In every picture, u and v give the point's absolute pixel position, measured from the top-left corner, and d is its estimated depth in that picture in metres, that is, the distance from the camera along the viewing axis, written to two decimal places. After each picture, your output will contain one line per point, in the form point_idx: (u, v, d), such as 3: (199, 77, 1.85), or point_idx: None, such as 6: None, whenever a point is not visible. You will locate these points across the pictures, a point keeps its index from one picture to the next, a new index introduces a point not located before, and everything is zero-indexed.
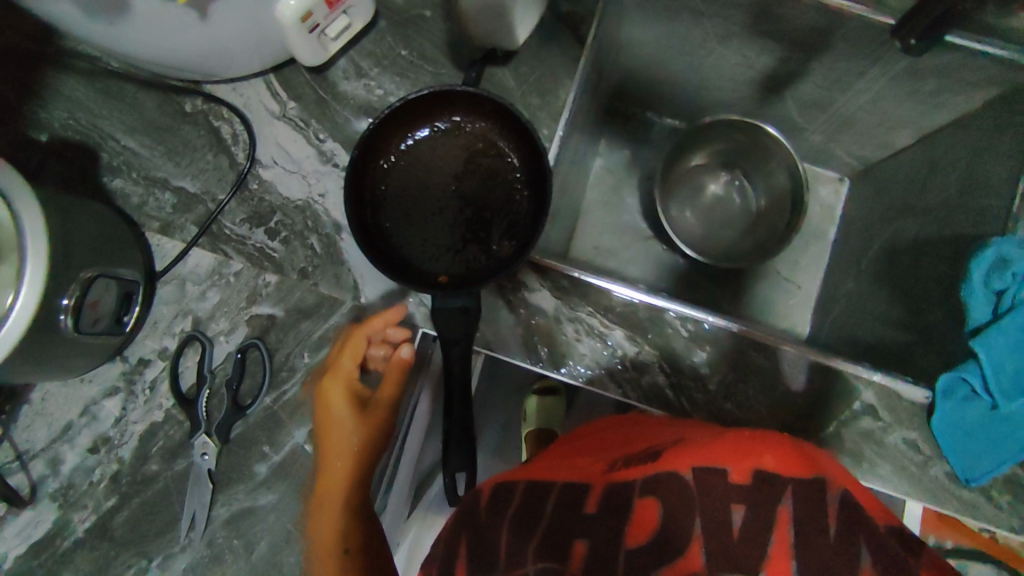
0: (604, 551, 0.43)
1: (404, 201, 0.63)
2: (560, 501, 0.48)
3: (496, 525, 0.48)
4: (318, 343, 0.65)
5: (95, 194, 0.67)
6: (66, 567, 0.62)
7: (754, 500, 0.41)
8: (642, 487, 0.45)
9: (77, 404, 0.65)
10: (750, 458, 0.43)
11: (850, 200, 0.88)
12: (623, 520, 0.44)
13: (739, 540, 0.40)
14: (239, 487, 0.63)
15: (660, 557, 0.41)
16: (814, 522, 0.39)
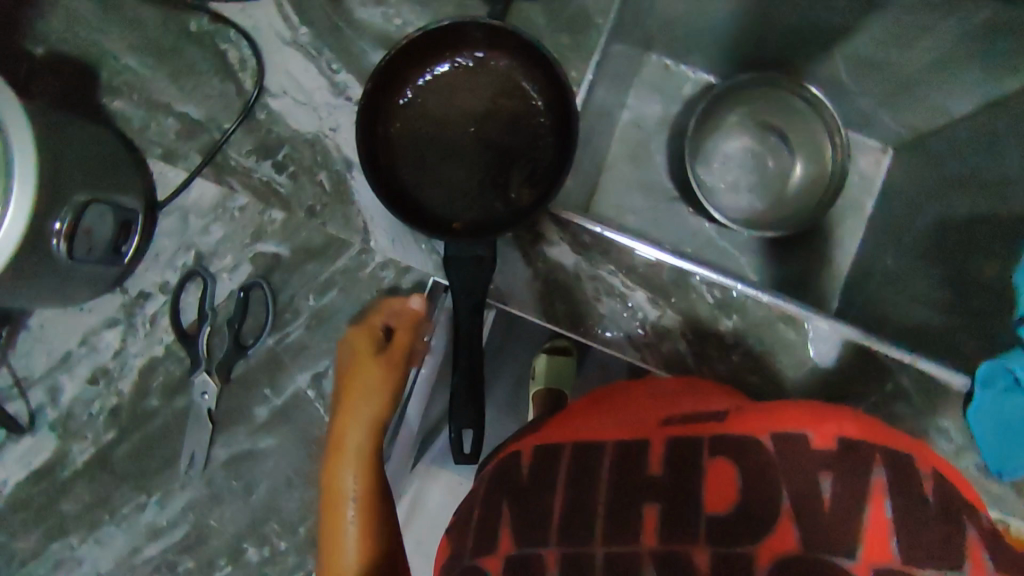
0: (677, 520, 0.44)
1: (421, 144, 0.59)
2: (616, 461, 0.49)
3: (551, 487, 0.50)
4: (325, 286, 0.62)
5: (96, 117, 0.64)
6: (65, 496, 0.61)
7: (843, 467, 0.42)
8: (712, 449, 0.46)
9: (77, 333, 0.63)
10: (830, 424, 0.43)
11: (892, 172, 0.80)
12: (700, 486, 0.45)
13: (828, 511, 0.41)
14: (239, 428, 0.61)
15: (741, 526, 0.42)
16: (902, 490, 0.40)
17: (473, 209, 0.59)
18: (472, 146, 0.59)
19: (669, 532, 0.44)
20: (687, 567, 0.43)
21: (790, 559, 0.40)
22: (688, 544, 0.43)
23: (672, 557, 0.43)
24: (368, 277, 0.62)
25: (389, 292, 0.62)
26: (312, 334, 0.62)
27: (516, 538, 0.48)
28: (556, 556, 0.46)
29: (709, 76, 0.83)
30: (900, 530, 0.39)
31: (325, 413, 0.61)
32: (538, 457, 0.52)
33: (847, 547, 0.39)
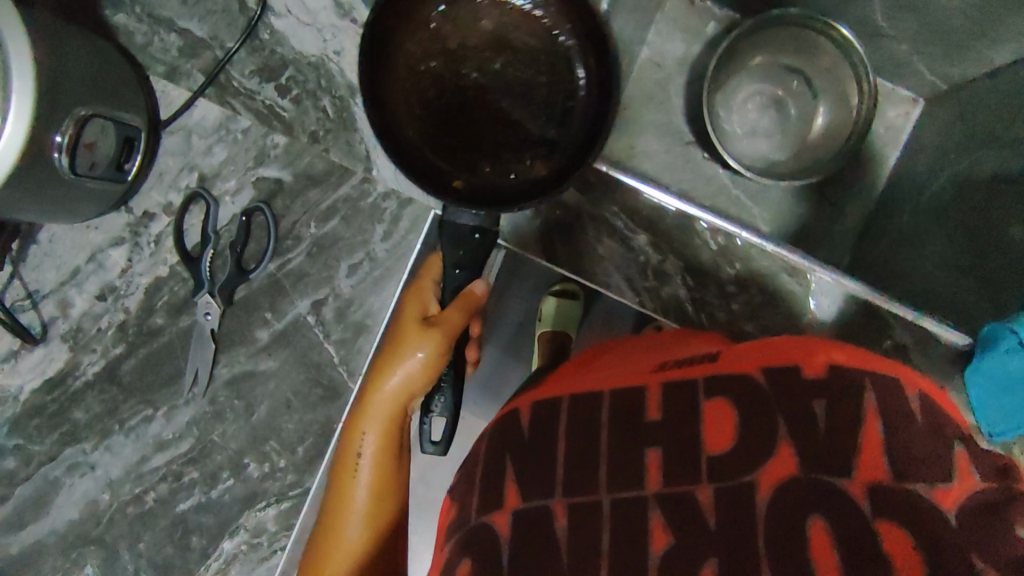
0: (678, 465, 0.41)
1: (434, 82, 0.53)
2: (616, 407, 0.46)
3: (545, 436, 0.47)
4: (326, 214, 0.62)
5: (98, 29, 0.62)
6: (77, 406, 0.64)
7: (832, 395, 0.38)
8: (706, 389, 0.43)
9: (84, 250, 0.64)
10: (818, 352, 0.40)
11: (921, 125, 0.76)
12: (696, 426, 0.42)
13: (828, 437, 0.37)
14: (240, 350, 0.63)
15: (744, 467, 0.38)
16: (898, 409, 0.36)
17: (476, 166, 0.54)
18: (489, 95, 0.54)
19: (675, 476, 0.40)
20: (698, 512, 0.38)
21: (800, 490, 0.36)
22: (692, 485, 0.39)
23: (681, 501, 0.39)
24: (369, 208, 0.62)
25: (390, 223, 0.62)
26: (312, 262, 0.62)
27: (519, 492, 0.45)
28: (563, 506, 0.43)
29: (736, 14, 0.79)
30: (909, 451, 0.35)
31: (324, 339, 0.62)
32: (540, 408, 0.50)
33: (850, 470, 0.36)
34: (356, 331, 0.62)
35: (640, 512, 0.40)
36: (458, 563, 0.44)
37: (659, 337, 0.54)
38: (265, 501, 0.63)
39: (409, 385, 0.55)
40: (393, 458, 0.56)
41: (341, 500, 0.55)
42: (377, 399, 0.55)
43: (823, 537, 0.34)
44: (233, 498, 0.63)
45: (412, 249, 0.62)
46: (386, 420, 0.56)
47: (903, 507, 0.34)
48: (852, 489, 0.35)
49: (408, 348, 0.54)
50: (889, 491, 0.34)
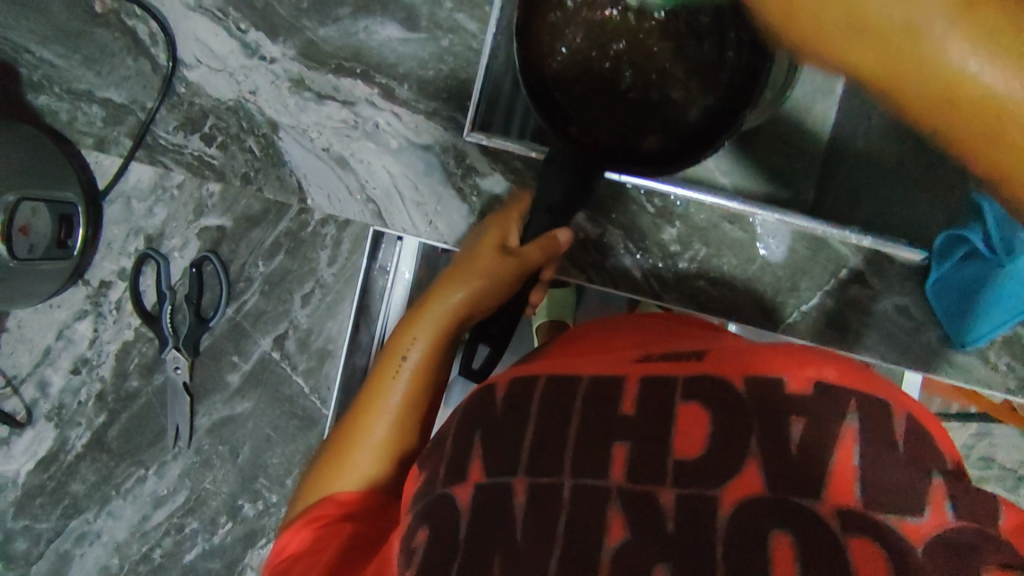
0: (650, 460, 0.36)
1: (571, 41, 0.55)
2: (590, 395, 0.40)
3: (519, 414, 0.41)
4: (271, 251, 0.63)
5: (25, 115, 0.64)
6: (74, 478, 0.66)
7: (815, 411, 0.35)
8: (684, 390, 0.38)
9: (52, 328, 0.66)
10: (808, 368, 0.38)
11: None
12: (668, 424, 0.37)
13: (803, 455, 0.34)
14: (216, 397, 0.64)
15: (716, 475, 0.34)
16: (881, 436, 0.35)
17: (624, 125, 0.56)
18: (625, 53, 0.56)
19: (640, 473, 0.36)
20: (659, 516, 0.34)
21: (764, 510, 0.33)
22: (656, 485, 0.35)
23: (644, 502, 0.35)
24: (310, 236, 0.63)
25: (333, 247, 0.63)
26: (267, 298, 0.64)
27: (483, 467, 0.40)
28: (524, 484, 0.38)
29: None
30: (885, 480, 0.33)
31: (291, 371, 0.64)
32: (514, 385, 0.43)
33: (820, 489, 0.33)
34: (320, 358, 0.64)
35: (599, 500, 0.35)
36: (416, 535, 0.40)
37: (607, 323, 0.51)
38: (265, 537, 0.64)
39: (470, 299, 0.50)
40: (435, 380, 0.51)
41: (374, 397, 0.50)
42: (434, 310, 0.51)
43: (786, 552, 0.31)
44: (235, 539, 0.65)
45: (358, 268, 0.63)
46: (441, 328, 0.51)
47: (876, 533, 0.31)
48: (823, 510, 0.32)
49: (470, 271, 0.50)
50: (860, 518, 0.32)
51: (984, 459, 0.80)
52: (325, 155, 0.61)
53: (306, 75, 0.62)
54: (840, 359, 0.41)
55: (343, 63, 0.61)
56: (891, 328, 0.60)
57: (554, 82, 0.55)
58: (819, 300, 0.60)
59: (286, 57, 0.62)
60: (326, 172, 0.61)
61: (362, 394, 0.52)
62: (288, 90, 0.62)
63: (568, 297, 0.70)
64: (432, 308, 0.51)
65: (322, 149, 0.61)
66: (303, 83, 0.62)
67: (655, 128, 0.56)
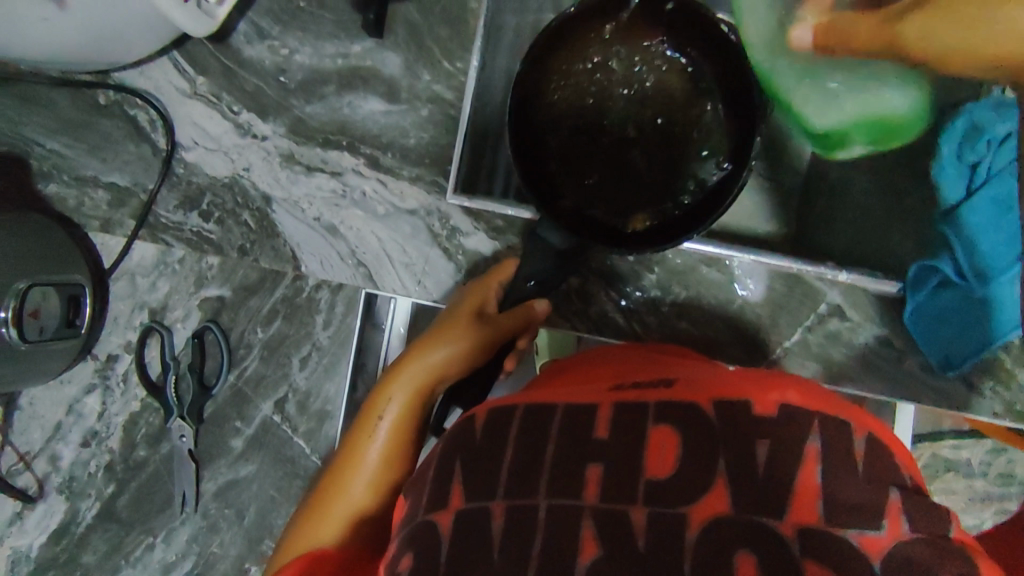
0: (623, 484, 0.37)
1: (579, 116, 0.59)
2: (566, 424, 0.41)
3: (499, 440, 0.42)
4: (269, 317, 0.66)
5: (34, 203, 0.68)
6: (85, 550, 0.67)
7: (781, 434, 0.37)
8: (656, 413, 0.39)
9: (62, 404, 0.68)
10: (772, 393, 0.39)
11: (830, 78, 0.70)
12: (640, 448, 0.38)
13: (768, 475, 0.35)
14: (221, 462, 0.66)
15: (683, 493, 0.36)
16: (841, 457, 0.36)
17: (624, 187, 0.58)
18: (634, 120, 0.59)
19: (614, 493, 0.37)
20: (629, 534, 0.35)
21: (734, 530, 0.34)
22: (627, 504, 0.36)
23: (616, 521, 0.36)
24: (305, 301, 0.65)
25: (327, 310, 0.65)
26: (267, 363, 0.66)
27: (464, 491, 0.40)
28: (502, 508, 0.38)
29: None
30: (845, 496, 0.35)
31: (293, 433, 0.66)
32: (491, 414, 0.44)
33: (783, 511, 0.34)
34: (320, 418, 0.65)
35: (573, 522, 0.36)
36: (400, 561, 0.40)
37: (582, 357, 0.54)
38: None
39: (451, 358, 0.54)
40: (415, 434, 0.54)
41: (353, 455, 0.52)
42: (417, 365, 0.54)
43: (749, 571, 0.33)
44: None
45: (353, 329, 0.65)
46: (419, 386, 0.54)
47: (834, 549, 0.33)
48: (782, 528, 0.34)
49: (448, 332, 0.55)
50: (822, 536, 0.34)
51: (1004, 478, 0.78)
52: (316, 224, 0.65)
53: (295, 150, 0.66)
54: (807, 382, 0.42)
55: (329, 136, 0.65)
56: (872, 359, 0.62)
57: (557, 152, 0.58)
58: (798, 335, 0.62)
59: (276, 134, 0.66)
60: (317, 239, 0.65)
61: (343, 448, 0.53)
62: (279, 165, 0.66)
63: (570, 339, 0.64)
64: (411, 367, 0.54)
65: (313, 218, 0.65)
66: (293, 157, 0.66)
67: (651, 196, 0.57)
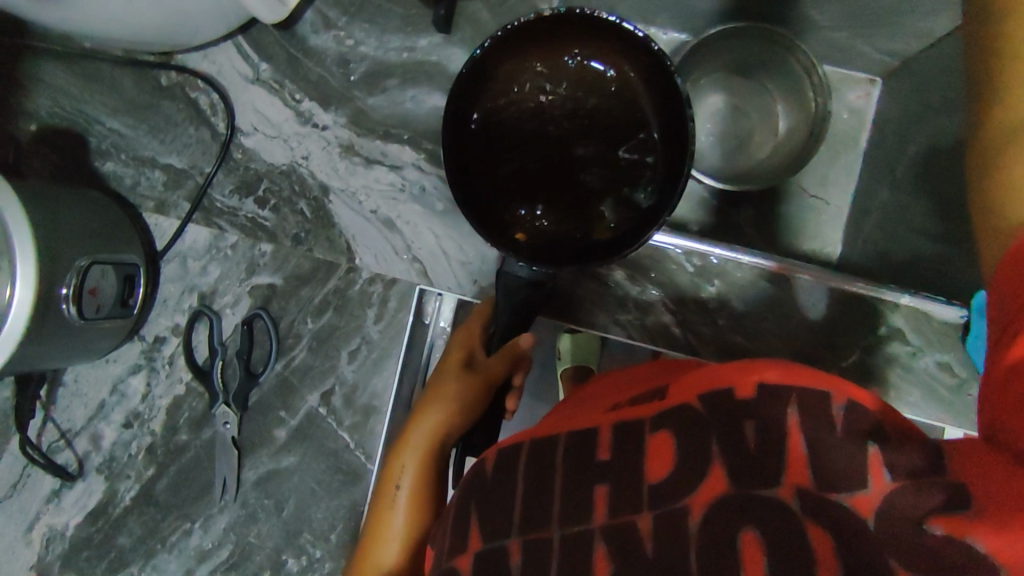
0: (629, 493, 0.34)
1: (512, 148, 0.40)
2: (570, 449, 0.38)
3: (507, 475, 0.39)
4: (320, 308, 0.65)
5: (91, 180, 0.67)
6: (121, 531, 0.67)
7: (763, 415, 0.33)
8: (652, 423, 0.36)
9: (106, 383, 0.68)
10: (749, 372, 0.35)
11: (884, 100, 0.68)
12: (638, 458, 0.35)
13: (758, 453, 0.32)
14: (263, 451, 0.65)
15: (682, 485, 0.33)
16: (826, 429, 0.32)
17: (576, 233, 0.40)
18: (583, 138, 0.41)
19: (620, 506, 0.34)
20: (636, 543, 0.33)
21: (729, 510, 0.31)
22: (632, 514, 0.34)
23: (623, 534, 0.33)
24: (358, 294, 0.65)
25: (380, 305, 0.65)
26: (315, 355, 0.65)
27: (481, 533, 0.38)
28: (518, 544, 0.36)
29: (681, 34, 0.72)
30: (835, 466, 0.30)
31: (337, 427, 0.65)
32: (501, 453, 0.41)
33: (774, 481, 0.31)
34: (366, 413, 0.65)
35: (583, 546, 0.34)
36: None
37: (609, 377, 0.50)
38: None
39: (454, 413, 0.51)
40: (436, 492, 0.49)
41: (379, 522, 0.48)
42: (421, 427, 0.51)
43: (755, 550, 0.30)
44: None
45: (404, 325, 0.65)
46: (429, 442, 0.50)
47: (839, 513, 0.29)
48: (780, 496, 0.31)
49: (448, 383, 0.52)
50: (818, 499, 0.30)
51: None
52: (373, 217, 0.65)
53: (355, 141, 0.66)
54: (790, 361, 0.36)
55: (390, 130, 0.65)
56: (932, 385, 0.60)
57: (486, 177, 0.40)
58: (858, 356, 0.61)
59: (337, 125, 0.66)
60: (374, 233, 0.65)
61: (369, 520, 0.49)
62: (339, 156, 0.66)
63: (595, 340, 0.62)
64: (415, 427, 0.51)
65: (370, 211, 0.65)
66: (352, 148, 0.66)
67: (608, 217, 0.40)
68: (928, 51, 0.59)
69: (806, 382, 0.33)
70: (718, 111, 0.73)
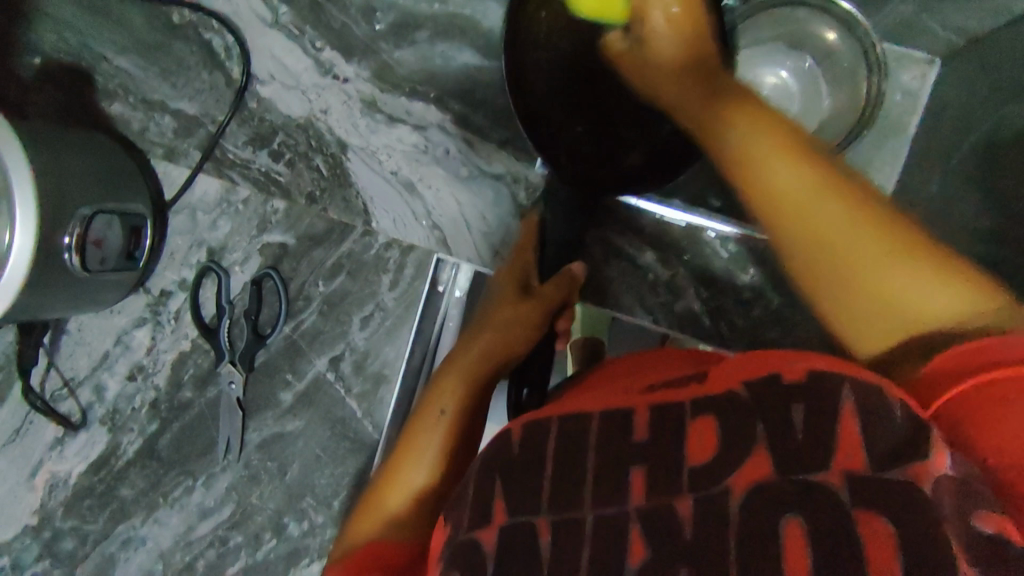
0: (667, 476, 0.31)
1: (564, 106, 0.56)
2: (604, 430, 0.34)
3: (534, 447, 0.35)
4: (333, 271, 0.63)
5: (98, 122, 0.64)
6: (123, 483, 0.66)
7: (816, 397, 0.30)
8: (690, 404, 0.33)
9: (111, 334, 0.66)
10: (800, 359, 0.32)
11: (942, 86, 0.63)
12: (676, 440, 0.32)
13: (812, 440, 0.29)
14: (268, 413, 0.64)
15: (729, 469, 0.30)
16: (884, 410, 0.28)
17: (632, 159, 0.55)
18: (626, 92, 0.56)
19: (660, 487, 0.31)
20: (674, 525, 0.29)
21: (784, 496, 0.28)
22: (675, 496, 0.30)
23: (660, 518, 0.30)
24: (373, 260, 0.63)
25: (395, 272, 0.63)
26: (325, 319, 0.63)
27: (506, 506, 0.34)
28: (547, 523, 0.32)
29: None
30: (896, 446, 0.27)
31: (345, 394, 0.63)
32: (526, 424, 0.37)
33: (829, 466, 0.28)
34: (376, 382, 0.63)
35: (616, 531, 0.31)
36: None
37: (641, 358, 0.46)
38: (308, 557, 0.64)
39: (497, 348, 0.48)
40: (472, 429, 0.45)
41: (409, 444, 0.44)
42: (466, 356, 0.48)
43: (798, 539, 0.27)
44: (278, 556, 0.64)
45: (420, 294, 0.62)
46: (471, 376, 0.47)
47: (908, 501, 0.26)
48: (834, 481, 0.27)
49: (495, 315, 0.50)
50: (872, 484, 0.27)
51: None
52: (393, 178, 0.62)
53: (378, 97, 0.62)
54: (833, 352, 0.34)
55: (416, 86, 0.61)
56: None
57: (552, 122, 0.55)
58: None
59: (360, 78, 0.62)
60: (393, 195, 0.62)
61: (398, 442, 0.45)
62: (360, 111, 0.62)
63: (604, 317, 0.61)
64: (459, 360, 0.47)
65: (390, 171, 0.62)
66: (374, 104, 0.62)
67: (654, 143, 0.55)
68: (1004, 29, 0.54)
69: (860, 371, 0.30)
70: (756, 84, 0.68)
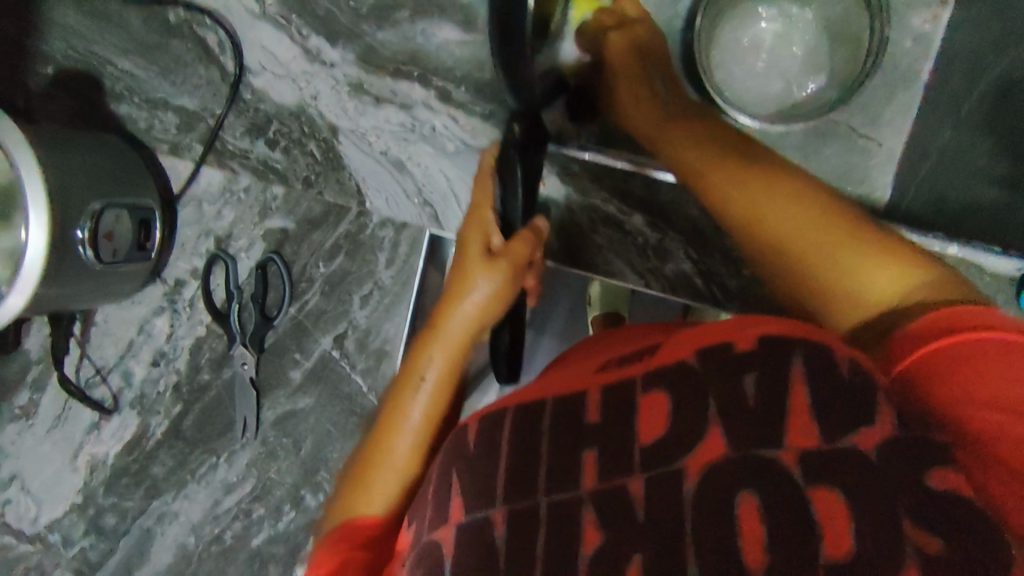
0: (621, 455, 0.30)
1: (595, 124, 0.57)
2: (558, 413, 0.34)
3: (489, 438, 0.35)
4: (332, 251, 0.65)
5: (109, 122, 0.69)
6: (154, 462, 0.70)
7: (770, 365, 0.29)
8: (645, 379, 0.32)
9: (134, 323, 0.70)
10: (755, 326, 0.31)
11: (953, 28, 0.60)
12: (629, 418, 0.31)
13: (762, 410, 0.28)
14: (280, 392, 0.67)
15: (678, 449, 0.29)
16: (835, 379, 0.28)
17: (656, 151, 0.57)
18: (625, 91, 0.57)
19: (612, 470, 0.30)
20: (626, 505, 0.29)
21: (729, 473, 0.28)
22: (625, 476, 0.30)
23: (613, 497, 0.29)
24: (368, 239, 0.65)
25: (391, 250, 0.64)
26: (327, 299, 0.66)
27: (463, 502, 0.34)
28: (503, 514, 0.32)
29: None
30: (844, 412, 0.27)
31: (351, 370, 0.66)
32: (484, 419, 0.37)
33: (782, 437, 0.28)
34: (379, 358, 0.65)
35: (570, 512, 0.30)
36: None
37: (611, 337, 0.46)
38: None
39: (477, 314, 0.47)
40: (455, 396, 0.46)
41: (392, 416, 0.45)
42: (449, 326, 0.47)
43: (753, 515, 0.26)
44: (298, 527, 0.68)
45: (415, 270, 0.64)
46: (454, 348, 0.46)
47: (845, 471, 0.26)
48: (785, 459, 0.27)
49: (468, 280, 0.47)
50: (826, 458, 0.27)
51: None
52: (383, 158, 0.64)
53: (364, 79, 0.62)
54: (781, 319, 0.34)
55: (401, 66, 0.61)
56: None
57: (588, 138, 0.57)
58: None
59: (345, 62, 0.62)
60: (383, 175, 0.64)
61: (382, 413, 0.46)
62: (348, 95, 0.63)
63: (623, 292, 0.62)
64: (439, 332, 0.46)
65: (380, 152, 0.64)
66: (362, 87, 0.63)
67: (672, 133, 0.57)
68: None
69: (811, 338, 0.30)
70: (752, 35, 0.65)
